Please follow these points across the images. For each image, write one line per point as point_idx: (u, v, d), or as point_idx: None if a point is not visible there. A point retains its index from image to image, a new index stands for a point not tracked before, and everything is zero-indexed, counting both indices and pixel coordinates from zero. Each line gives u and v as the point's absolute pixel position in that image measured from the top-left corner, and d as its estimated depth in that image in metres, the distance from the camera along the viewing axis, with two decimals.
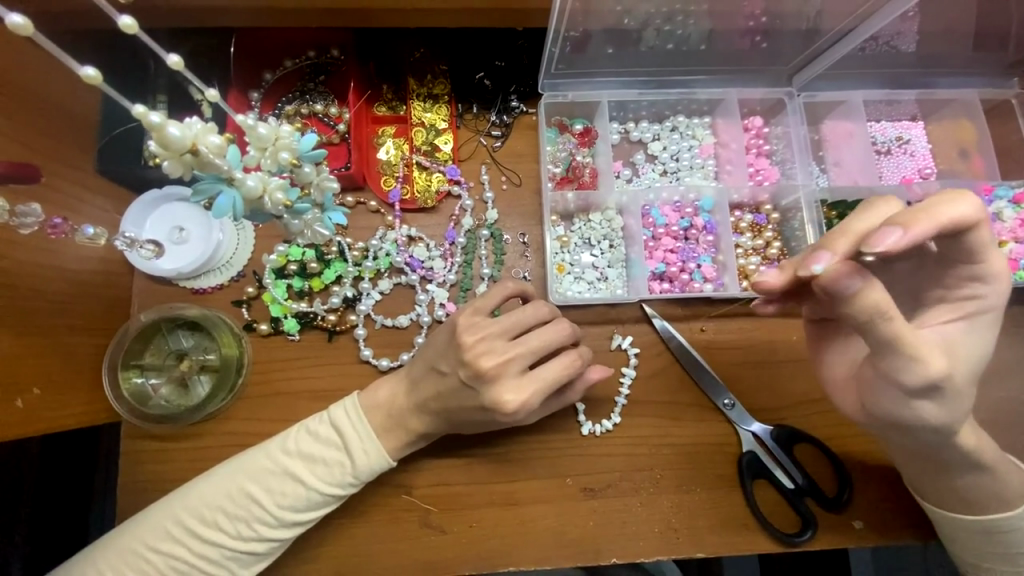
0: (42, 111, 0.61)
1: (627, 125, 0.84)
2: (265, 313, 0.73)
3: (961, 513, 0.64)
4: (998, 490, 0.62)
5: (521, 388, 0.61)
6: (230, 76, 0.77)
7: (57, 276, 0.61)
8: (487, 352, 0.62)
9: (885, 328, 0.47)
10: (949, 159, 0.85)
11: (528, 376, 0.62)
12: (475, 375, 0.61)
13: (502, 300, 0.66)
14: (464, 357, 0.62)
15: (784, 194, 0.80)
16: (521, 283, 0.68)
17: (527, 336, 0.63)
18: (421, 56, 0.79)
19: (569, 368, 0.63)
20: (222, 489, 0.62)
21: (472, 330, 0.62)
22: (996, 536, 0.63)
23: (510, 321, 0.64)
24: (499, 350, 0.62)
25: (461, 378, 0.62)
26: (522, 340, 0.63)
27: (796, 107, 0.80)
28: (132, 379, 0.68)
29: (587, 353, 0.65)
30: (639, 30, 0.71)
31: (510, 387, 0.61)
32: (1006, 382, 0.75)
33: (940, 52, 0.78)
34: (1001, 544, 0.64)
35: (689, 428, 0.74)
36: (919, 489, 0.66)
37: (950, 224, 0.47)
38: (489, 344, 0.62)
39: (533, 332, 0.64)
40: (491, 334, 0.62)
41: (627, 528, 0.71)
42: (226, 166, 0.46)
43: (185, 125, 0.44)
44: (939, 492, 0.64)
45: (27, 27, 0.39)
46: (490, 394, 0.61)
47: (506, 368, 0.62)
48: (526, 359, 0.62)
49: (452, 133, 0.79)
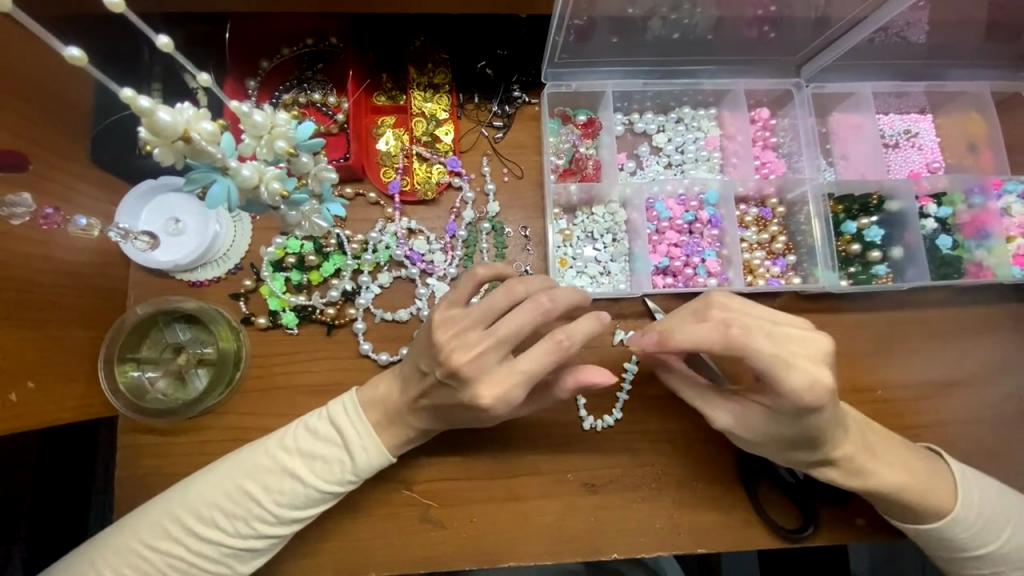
0: (31, 96, 0.59)
1: (631, 116, 0.83)
2: (263, 306, 0.73)
3: (928, 523, 0.65)
4: (942, 487, 0.64)
5: (499, 382, 0.58)
6: (225, 63, 0.75)
7: (51, 267, 0.60)
8: (459, 347, 0.58)
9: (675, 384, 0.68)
10: (958, 153, 0.83)
11: (505, 369, 0.59)
12: (451, 374, 0.59)
13: (475, 287, 0.63)
14: (438, 355, 0.59)
15: (790, 188, 0.79)
16: (494, 267, 0.64)
17: (498, 324, 0.59)
18: (421, 45, 0.78)
19: (554, 351, 0.58)
20: (220, 487, 0.62)
21: (447, 326, 0.59)
22: (967, 535, 0.64)
23: (479, 310, 0.60)
24: (470, 345, 0.58)
25: (440, 377, 0.60)
26: (494, 329, 0.58)
27: (805, 98, 0.78)
28: (128, 373, 0.67)
29: (575, 331, 0.58)
30: (645, 19, 0.69)
31: (487, 384, 0.59)
32: (999, 373, 0.75)
33: (951, 43, 0.77)
34: (974, 542, 0.65)
35: (692, 424, 0.73)
36: (891, 512, 0.66)
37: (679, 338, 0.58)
38: (464, 337, 0.59)
39: (505, 319, 0.59)
40: (464, 328, 0.59)
41: (628, 524, 0.71)
42: (221, 154, 0.45)
43: (176, 111, 0.42)
44: (905, 511, 0.65)
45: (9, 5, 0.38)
46: (467, 393, 0.59)
47: (479, 364, 0.58)
48: (499, 349, 0.58)
49: (453, 124, 0.77)
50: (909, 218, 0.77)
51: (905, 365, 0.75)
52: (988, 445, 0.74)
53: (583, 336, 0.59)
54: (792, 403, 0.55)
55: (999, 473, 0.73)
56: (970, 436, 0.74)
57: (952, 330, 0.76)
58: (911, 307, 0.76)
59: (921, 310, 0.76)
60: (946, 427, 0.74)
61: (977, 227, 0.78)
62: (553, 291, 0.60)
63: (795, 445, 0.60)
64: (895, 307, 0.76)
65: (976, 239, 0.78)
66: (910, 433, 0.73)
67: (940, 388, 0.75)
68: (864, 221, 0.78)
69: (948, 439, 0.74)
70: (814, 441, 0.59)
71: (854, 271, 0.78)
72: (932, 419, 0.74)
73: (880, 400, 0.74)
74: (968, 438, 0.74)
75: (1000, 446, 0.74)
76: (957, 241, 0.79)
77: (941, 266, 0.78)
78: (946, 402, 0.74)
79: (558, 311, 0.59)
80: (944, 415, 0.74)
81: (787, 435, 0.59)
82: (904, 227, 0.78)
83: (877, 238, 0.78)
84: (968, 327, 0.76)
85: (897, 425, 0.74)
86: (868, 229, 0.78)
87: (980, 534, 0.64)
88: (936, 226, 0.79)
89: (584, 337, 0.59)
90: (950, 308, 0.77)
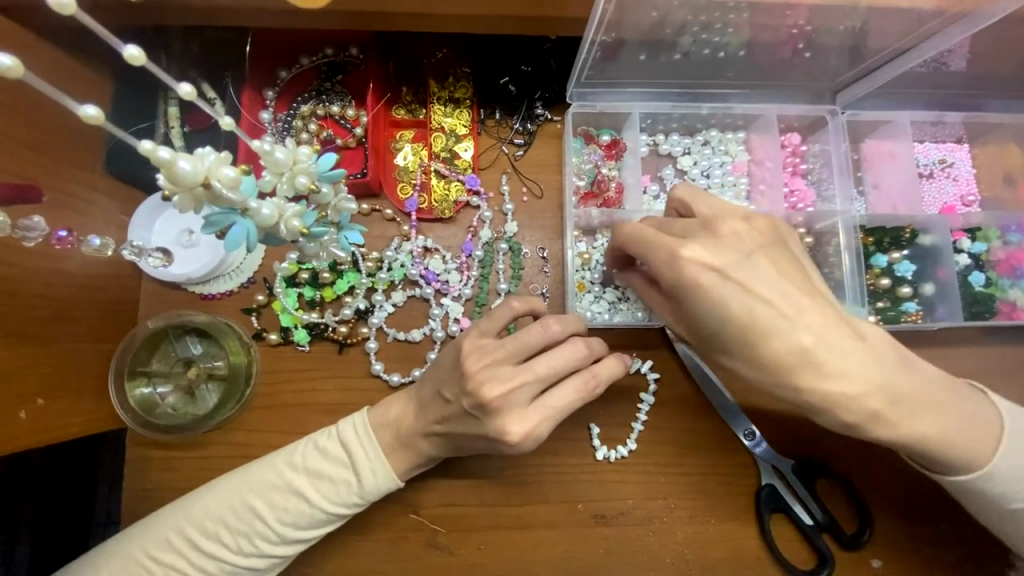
0: (47, 107, 0.58)
1: (656, 137, 0.80)
2: (275, 322, 0.71)
3: (963, 476, 0.59)
4: (979, 434, 0.57)
5: (527, 417, 0.57)
6: (244, 72, 0.73)
7: (64, 280, 0.59)
8: (490, 379, 0.57)
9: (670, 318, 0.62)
10: (994, 186, 0.81)
11: (536, 405, 0.57)
12: (478, 405, 0.57)
13: (508, 321, 0.61)
14: (467, 385, 0.57)
15: (819, 218, 0.75)
16: (529, 301, 0.62)
17: (533, 361, 0.58)
18: (443, 57, 0.76)
19: (579, 391, 0.59)
20: (225, 503, 0.61)
21: (477, 355, 0.58)
22: (1007, 489, 0.58)
23: (515, 343, 0.58)
24: (503, 377, 0.57)
25: (465, 407, 0.59)
26: (530, 365, 0.57)
27: (839, 125, 0.75)
28: (139, 387, 0.66)
29: (603, 373, 0.59)
30: (674, 38, 0.66)
31: (515, 417, 0.57)
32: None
33: (993, 74, 0.73)
34: (1016, 496, 0.58)
35: (707, 458, 0.72)
36: (922, 462, 0.60)
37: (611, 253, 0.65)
38: (495, 370, 0.58)
39: (540, 357, 0.58)
40: (497, 359, 0.58)
41: (638, 557, 0.70)
42: (240, 199, 0.43)
43: (198, 158, 0.41)
44: (938, 463, 0.58)
45: (19, 69, 0.37)
46: (494, 424, 0.57)
47: (510, 398, 0.57)
48: (534, 386, 0.57)
49: (473, 140, 0.75)
50: (943, 252, 0.74)
51: None
52: None
53: (609, 376, 0.60)
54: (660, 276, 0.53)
55: None
56: None
57: (982, 370, 0.73)
58: (940, 346, 0.73)
59: (950, 350, 0.74)
60: None
61: (1012, 265, 0.75)
62: (590, 338, 0.60)
63: (717, 346, 0.54)
64: (924, 345, 0.73)
65: (1011, 278, 0.75)
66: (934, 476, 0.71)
67: None
68: (895, 255, 0.75)
69: None
70: (728, 339, 0.51)
71: (883, 306, 0.75)
72: None
73: None
74: None
75: None
76: (991, 279, 0.76)
77: (972, 304, 0.75)
78: None
79: (592, 357, 0.60)
80: None
81: (700, 329, 0.54)
82: (936, 262, 0.75)
83: (907, 273, 0.75)
84: (997, 369, 0.74)
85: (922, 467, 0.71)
86: (899, 263, 0.76)
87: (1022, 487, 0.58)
88: (969, 262, 0.76)
89: (610, 378, 0.60)
90: (980, 347, 0.74)
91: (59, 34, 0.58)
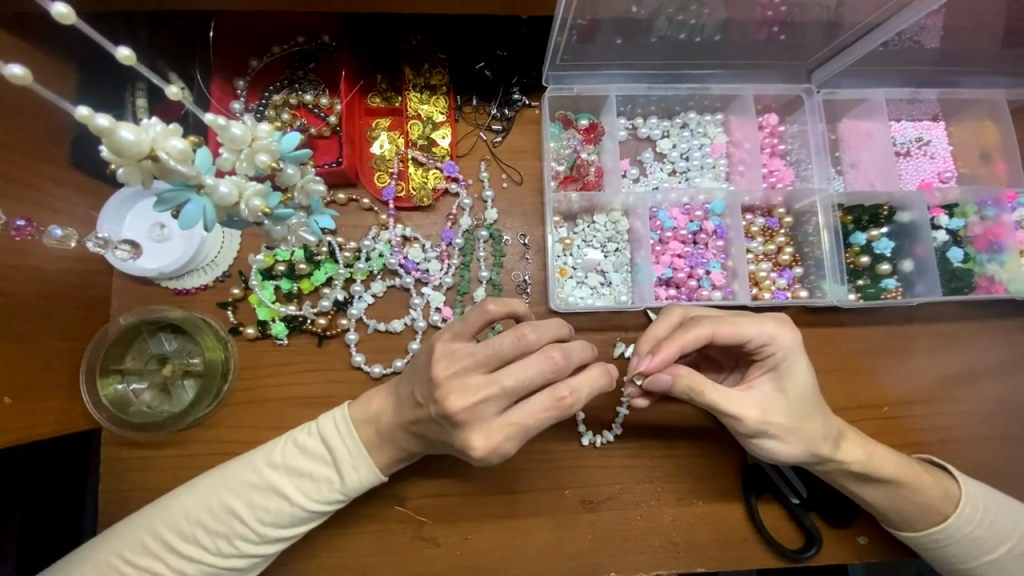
0: (12, 102, 0.56)
1: (635, 121, 0.80)
2: (252, 316, 0.70)
3: (930, 527, 0.64)
4: (938, 489, 0.64)
5: (492, 433, 0.55)
6: (212, 62, 0.72)
7: (29, 277, 0.57)
8: (458, 390, 0.55)
9: (706, 401, 0.59)
10: (971, 162, 0.81)
11: (503, 419, 0.56)
12: (445, 416, 0.55)
13: (484, 326, 0.59)
14: (435, 393, 0.55)
15: (799, 198, 0.77)
16: (507, 304, 0.59)
17: (505, 371, 0.55)
18: (418, 44, 0.74)
19: (553, 407, 0.56)
20: (203, 503, 0.59)
21: (448, 361, 0.56)
22: (970, 537, 0.64)
23: (487, 351, 0.56)
24: (470, 390, 0.55)
25: (434, 414, 0.57)
26: (499, 377, 0.55)
27: (815, 105, 0.76)
28: (111, 385, 0.64)
29: (581, 389, 0.56)
30: (650, 19, 0.66)
31: (485, 415, 0.56)
32: (1008, 389, 0.74)
33: (968, 49, 0.74)
34: (981, 546, 0.64)
35: (693, 440, 0.71)
36: (895, 520, 0.65)
37: (671, 346, 0.58)
38: (463, 379, 0.55)
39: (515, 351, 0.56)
40: (465, 369, 0.56)
41: (627, 542, 0.69)
42: (194, 172, 0.42)
43: (142, 127, 0.39)
44: (914, 515, 0.64)
45: None
46: (463, 426, 0.56)
47: (477, 411, 0.55)
48: (502, 400, 0.55)
49: (450, 127, 0.74)
50: (920, 229, 0.75)
51: (912, 378, 0.73)
52: (994, 465, 0.72)
53: (590, 391, 0.57)
54: (775, 349, 0.60)
55: (1005, 488, 0.72)
56: (976, 453, 0.72)
57: (962, 345, 0.74)
58: (921, 323, 0.74)
59: (931, 325, 0.74)
60: (956, 444, 0.72)
61: (990, 240, 0.76)
62: (568, 347, 0.57)
63: (810, 407, 0.61)
64: (904, 322, 0.74)
65: (989, 253, 0.76)
66: (922, 450, 0.72)
67: (949, 402, 0.73)
68: (874, 233, 0.76)
69: (955, 456, 0.72)
70: (816, 406, 0.61)
71: (862, 284, 0.75)
72: (937, 436, 0.72)
73: (888, 417, 0.72)
74: (974, 456, 0.72)
75: (1008, 466, 0.72)
76: (970, 255, 0.76)
77: (951, 279, 0.75)
78: (955, 417, 0.73)
79: (571, 368, 0.57)
80: (955, 432, 0.72)
81: (796, 399, 0.60)
82: (914, 239, 0.76)
83: (886, 250, 0.76)
84: (977, 342, 0.74)
85: (907, 441, 0.72)
86: (878, 241, 0.76)
87: (990, 541, 0.64)
88: (947, 238, 0.76)
89: (590, 392, 0.57)
90: (960, 322, 0.75)
91: (17, 21, 0.56)
